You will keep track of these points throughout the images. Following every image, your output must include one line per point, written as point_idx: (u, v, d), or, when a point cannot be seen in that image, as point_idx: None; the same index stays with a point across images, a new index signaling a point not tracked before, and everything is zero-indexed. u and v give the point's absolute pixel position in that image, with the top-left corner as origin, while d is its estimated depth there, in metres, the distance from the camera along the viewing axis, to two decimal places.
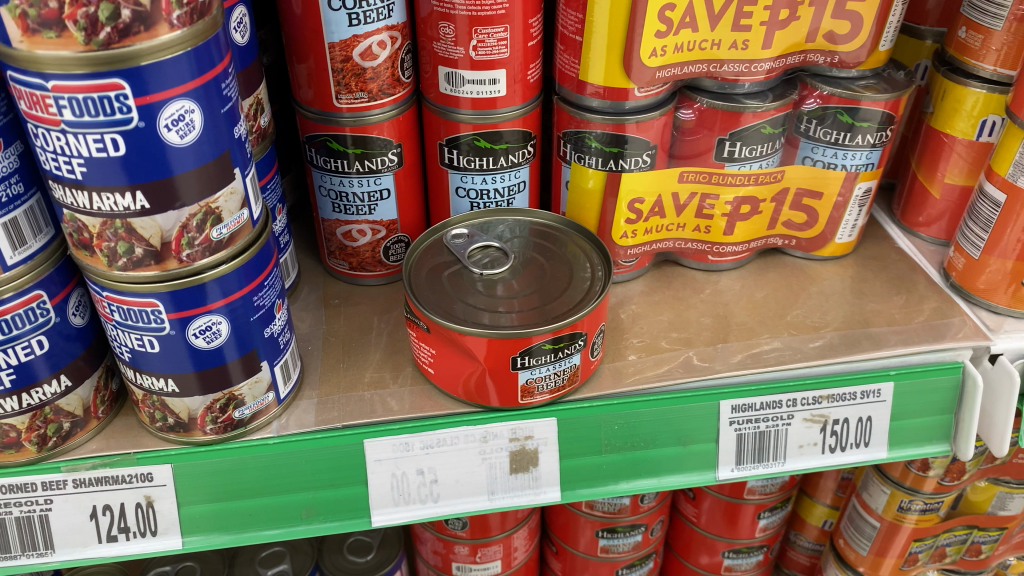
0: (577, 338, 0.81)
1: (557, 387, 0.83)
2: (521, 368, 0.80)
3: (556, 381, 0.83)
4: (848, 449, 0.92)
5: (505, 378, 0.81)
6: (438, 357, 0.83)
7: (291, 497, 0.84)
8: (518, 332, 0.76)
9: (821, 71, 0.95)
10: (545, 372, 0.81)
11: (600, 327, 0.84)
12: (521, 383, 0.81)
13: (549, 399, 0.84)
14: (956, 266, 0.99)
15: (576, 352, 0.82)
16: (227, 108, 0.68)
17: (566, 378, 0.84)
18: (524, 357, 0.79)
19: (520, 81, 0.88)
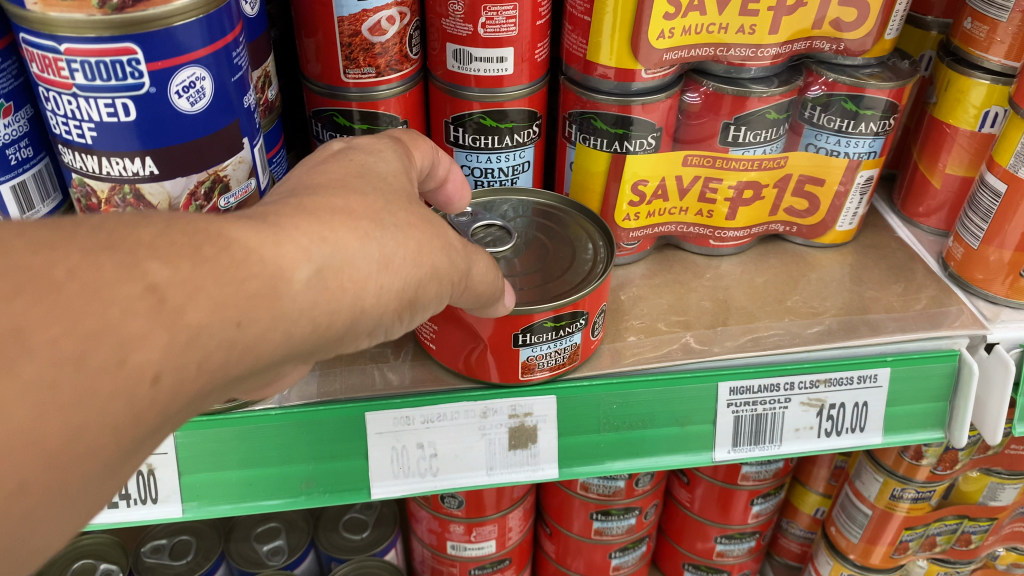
0: (578, 317, 0.81)
1: (557, 365, 0.84)
2: (522, 345, 0.80)
3: (557, 359, 0.83)
4: (843, 434, 0.93)
5: (506, 355, 0.81)
6: (439, 333, 0.83)
7: (289, 469, 0.85)
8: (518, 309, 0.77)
9: (826, 58, 0.95)
10: (546, 350, 0.82)
11: (600, 308, 0.84)
12: (522, 359, 0.82)
13: (550, 377, 0.85)
14: (955, 256, 0.99)
15: (577, 330, 0.82)
16: (237, 77, 0.69)
17: (567, 357, 0.84)
18: (525, 334, 0.79)
19: (527, 60, 0.88)
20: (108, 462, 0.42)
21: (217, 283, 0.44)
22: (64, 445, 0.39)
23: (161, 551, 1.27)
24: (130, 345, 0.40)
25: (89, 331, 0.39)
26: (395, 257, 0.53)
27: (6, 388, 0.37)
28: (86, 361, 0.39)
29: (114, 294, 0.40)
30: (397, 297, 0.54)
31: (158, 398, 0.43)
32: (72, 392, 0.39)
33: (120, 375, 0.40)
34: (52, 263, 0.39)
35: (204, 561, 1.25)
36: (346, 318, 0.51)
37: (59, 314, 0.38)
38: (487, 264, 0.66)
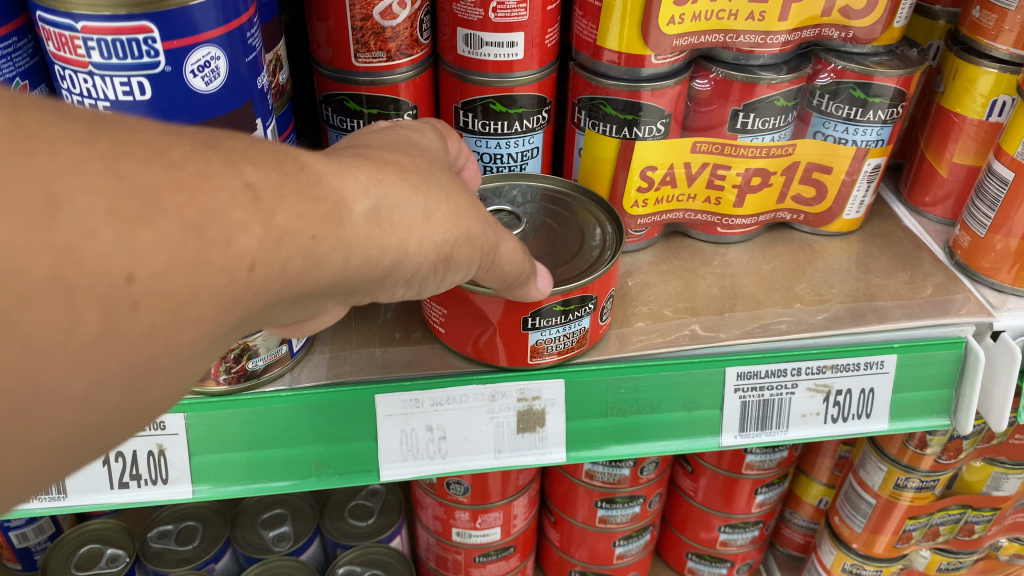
0: (586, 303, 0.82)
1: (565, 350, 0.84)
2: (531, 329, 0.81)
3: (565, 343, 0.84)
4: (850, 420, 0.94)
5: (515, 339, 0.82)
6: (448, 316, 0.84)
7: (298, 450, 0.85)
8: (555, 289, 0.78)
9: (835, 46, 0.96)
10: (554, 334, 0.82)
11: (608, 295, 0.85)
12: (531, 343, 0.82)
13: (557, 360, 0.85)
14: (962, 244, 1.00)
15: (585, 316, 0.83)
16: (251, 58, 0.69)
17: (575, 342, 0.85)
18: (534, 318, 0.80)
19: (537, 45, 0.88)
20: (204, 341, 0.42)
21: (300, 194, 0.45)
22: (180, 308, 0.40)
23: (167, 536, 1.28)
24: (236, 228, 0.41)
25: (203, 208, 0.40)
26: (435, 213, 0.54)
27: (143, 240, 0.37)
28: (203, 232, 0.40)
29: (221, 181, 0.41)
30: (434, 251, 0.55)
31: (252, 285, 0.43)
32: (192, 257, 0.39)
33: (228, 255, 0.41)
34: (171, 144, 0.40)
35: (210, 546, 1.26)
36: (388, 261, 0.52)
37: (183, 184, 0.39)
38: (517, 245, 0.67)
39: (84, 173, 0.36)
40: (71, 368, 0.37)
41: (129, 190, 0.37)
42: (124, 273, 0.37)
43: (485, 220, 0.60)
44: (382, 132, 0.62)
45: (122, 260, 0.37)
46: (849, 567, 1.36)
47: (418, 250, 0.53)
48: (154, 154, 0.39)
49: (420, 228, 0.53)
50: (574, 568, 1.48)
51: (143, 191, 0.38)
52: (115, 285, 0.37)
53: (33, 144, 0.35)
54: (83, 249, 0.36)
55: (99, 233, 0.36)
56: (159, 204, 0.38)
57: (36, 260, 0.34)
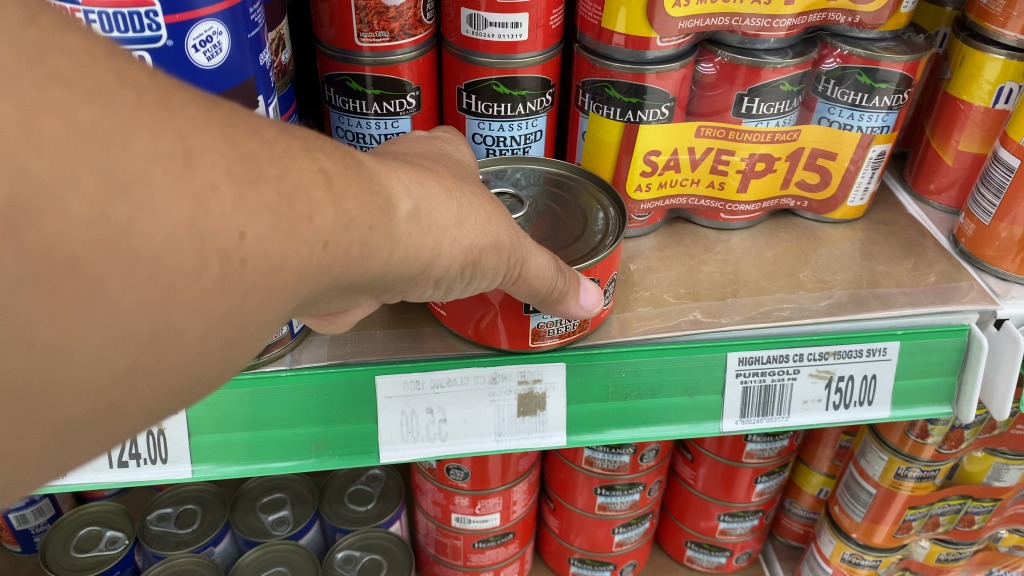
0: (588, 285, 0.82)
1: (567, 334, 0.84)
2: (534, 311, 0.80)
3: (566, 326, 0.83)
4: (851, 407, 0.94)
5: (516, 321, 0.81)
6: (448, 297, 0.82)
7: (299, 431, 0.85)
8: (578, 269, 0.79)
9: (841, 31, 0.95)
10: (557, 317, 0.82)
11: (610, 279, 0.84)
12: (533, 326, 0.82)
13: (558, 344, 0.85)
14: (966, 232, 0.99)
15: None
16: (253, 34, 0.70)
17: (577, 325, 0.84)
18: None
19: (542, 27, 0.88)
20: (280, 306, 0.45)
21: (361, 187, 0.48)
22: (274, 270, 0.42)
23: (167, 519, 1.28)
24: (317, 206, 0.44)
25: (295, 184, 0.43)
26: (470, 223, 0.57)
27: (252, 201, 0.40)
28: (295, 205, 0.43)
29: (303, 163, 0.44)
30: (464, 255, 0.57)
31: (323, 263, 0.45)
32: (285, 224, 0.42)
33: (310, 230, 0.43)
34: (262, 125, 0.43)
35: (209, 529, 1.26)
36: (423, 260, 0.54)
37: (276, 158, 0.42)
38: (547, 263, 0.69)
39: (209, 135, 0.39)
40: (188, 313, 0.39)
41: (240, 156, 0.40)
42: (237, 230, 0.40)
43: (517, 232, 0.63)
44: (419, 144, 0.66)
45: (237, 218, 0.40)
46: (848, 557, 1.36)
47: (450, 257, 0.56)
48: (250, 131, 0.42)
49: (454, 236, 0.56)
50: (573, 555, 1.48)
51: (249, 160, 0.41)
52: (230, 241, 0.39)
53: (171, 106, 0.38)
54: (211, 201, 0.38)
55: (221, 188, 0.39)
56: (261, 173, 0.41)
57: (177, 206, 0.37)
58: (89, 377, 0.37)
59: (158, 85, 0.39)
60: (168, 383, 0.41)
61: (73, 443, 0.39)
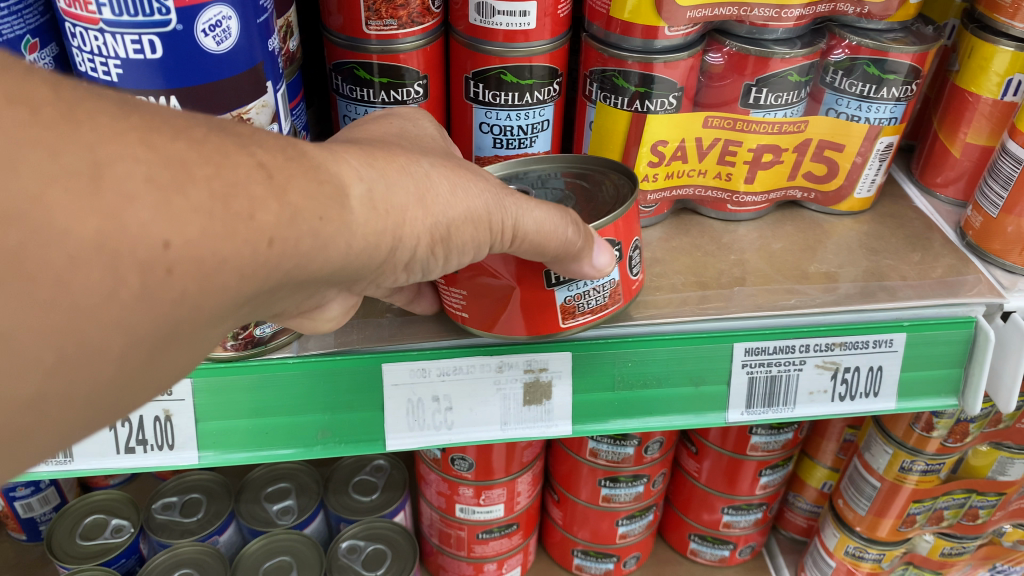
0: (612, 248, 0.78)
1: (597, 307, 0.81)
2: (557, 285, 0.77)
3: (597, 299, 0.80)
4: (857, 398, 0.94)
5: (539, 299, 0.78)
6: (470, 298, 0.80)
7: (307, 419, 0.86)
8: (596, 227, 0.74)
9: (850, 21, 0.95)
10: (583, 290, 0.78)
11: (633, 241, 0.80)
12: (560, 302, 0.79)
13: (590, 321, 0.82)
14: (973, 225, 0.99)
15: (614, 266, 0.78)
16: (262, 20, 0.70)
17: (608, 296, 0.81)
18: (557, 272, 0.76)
19: (550, 15, 0.88)
20: (222, 295, 0.48)
21: (305, 176, 0.52)
22: (208, 273, 0.47)
23: (172, 508, 1.29)
24: (257, 203, 0.49)
25: (227, 182, 0.47)
26: (433, 200, 0.61)
27: (180, 206, 0.45)
28: (229, 204, 0.47)
29: (238, 159, 0.48)
30: (430, 231, 0.61)
31: (269, 260, 0.50)
32: (222, 226, 0.47)
33: (250, 227, 0.48)
34: (191, 126, 0.48)
35: (214, 518, 1.27)
36: (386, 244, 0.59)
37: (207, 159, 0.47)
38: (547, 216, 0.67)
39: (120, 146, 0.43)
40: (108, 330, 0.44)
41: (165, 162, 0.45)
42: (160, 239, 0.44)
43: (494, 198, 0.65)
44: (381, 126, 0.69)
45: (160, 226, 0.44)
46: (852, 550, 1.36)
47: (416, 234, 0.60)
48: (180, 134, 0.47)
49: (413, 215, 0.60)
50: (576, 547, 1.49)
51: (177, 164, 0.45)
52: (153, 250, 0.44)
53: (77, 118, 0.43)
54: (125, 213, 0.42)
55: (139, 198, 0.43)
56: (189, 177, 0.45)
57: (86, 222, 0.41)
58: (22, 378, 0.41)
59: (63, 97, 0.43)
60: (113, 376, 0.46)
61: (31, 434, 0.44)
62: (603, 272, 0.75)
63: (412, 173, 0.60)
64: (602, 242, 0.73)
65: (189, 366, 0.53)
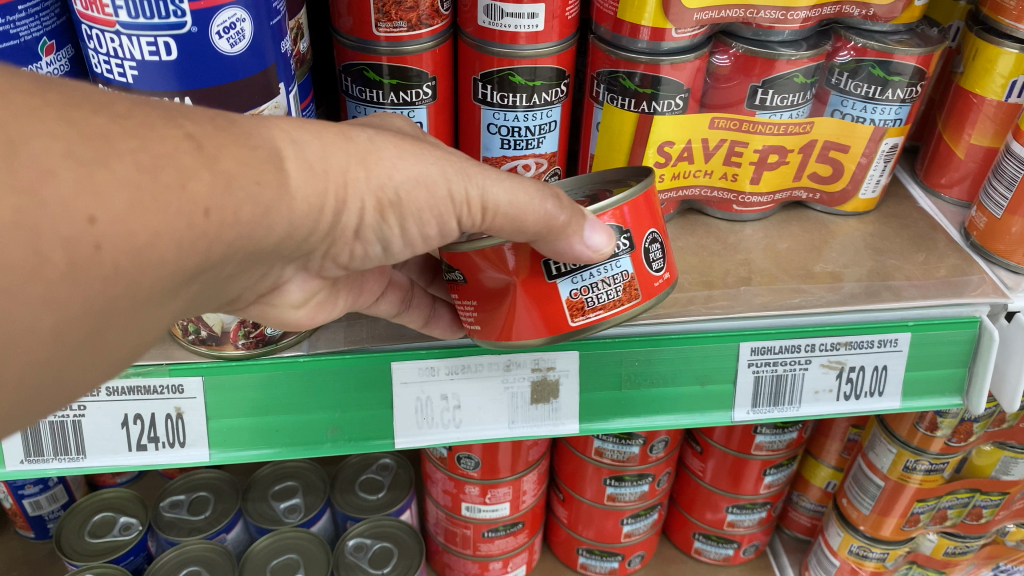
0: (619, 234, 0.73)
1: (609, 303, 0.75)
2: (559, 277, 0.73)
3: (608, 292, 0.74)
4: (862, 397, 0.95)
5: (541, 295, 0.74)
6: (481, 310, 0.77)
7: (317, 417, 0.87)
8: (595, 209, 0.71)
9: (855, 23, 0.96)
10: (588, 282, 0.73)
11: (647, 231, 0.75)
12: (565, 297, 0.74)
13: (604, 319, 0.75)
14: (978, 225, 0.99)
15: (620, 254, 0.73)
16: (274, 22, 0.71)
17: (622, 291, 0.75)
18: (556, 262, 0.72)
19: (558, 17, 0.88)
20: (154, 273, 0.48)
21: (236, 143, 0.52)
22: (140, 248, 0.47)
23: (179, 506, 1.30)
24: (189, 173, 0.48)
25: (157, 153, 0.47)
26: (378, 163, 0.60)
27: (104, 178, 0.44)
28: (158, 174, 0.47)
29: (166, 131, 0.48)
30: (376, 194, 0.61)
31: (207, 229, 0.50)
32: (151, 198, 0.46)
33: (182, 197, 0.48)
34: (113, 100, 0.47)
35: (222, 516, 1.28)
36: (325, 206, 0.59)
37: (132, 132, 0.47)
38: (523, 192, 0.66)
39: (37, 121, 0.43)
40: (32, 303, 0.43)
41: (86, 137, 0.44)
42: (86, 214, 0.44)
43: (448, 165, 0.63)
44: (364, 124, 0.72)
45: (84, 202, 0.44)
46: (856, 549, 1.36)
47: (359, 196, 0.60)
48: (101, 107, 0.46)
49: (356, 178, 0.59)
50: (581, 546, 1.49)
51: (100, 138, 0.45)
52: (79, 225, 0.44)
53: None
54: (43, 191, 0.42)
55: (58, 174, 0.43)
56: (112, 148, 0.45)
57: (3, 201, 0.41)
58: None
59: None
60: (49, 355, 0.46)
61: None
62: (602, 252, 0.70)
63: (357, 140, 0.60)
64: (594, 220, 0.69)
65: (134, 347, 0.53)
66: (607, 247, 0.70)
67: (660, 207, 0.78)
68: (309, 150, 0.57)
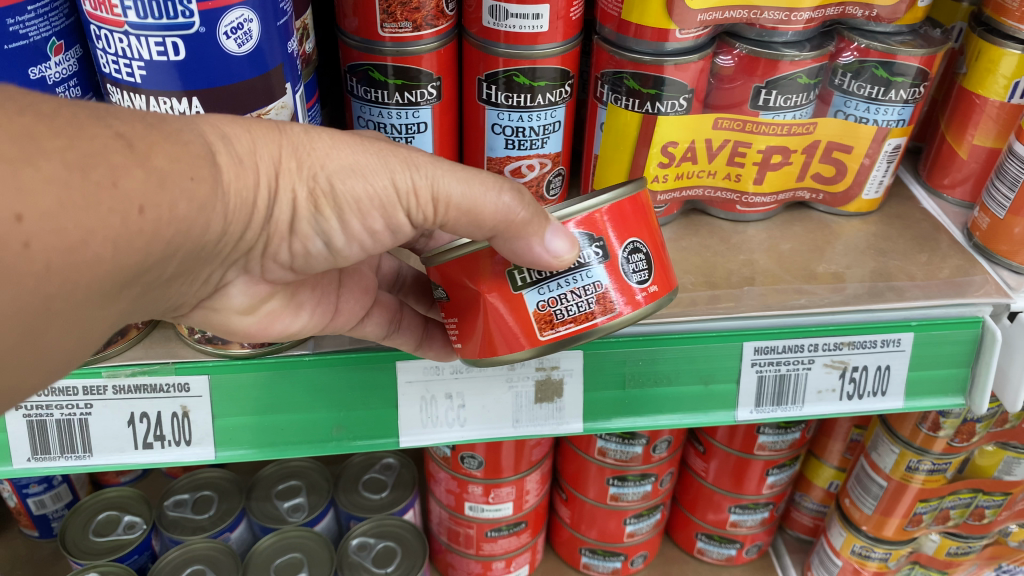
0: (589, 243, 0.71)
1: (581, 316, 0.72)
2: (525, 288, 0.72)
3: (579, 304, 0.72)
4: (865, 397, 0.96)
5: (508, 307, 0.72)
6: (460, 327, 0.76)
7: (323, 416, 0.87)
8: (560, 214, 0.70)
9: (857, 24, 0.96)
10: (557, 293, 0.71)
11: (626, 241, 0.72)
12: (532, 310, 0.72)
13: (576, 333, 0.72)
14: (980, 226, 1.00)
15: (589, 262, 0.71)
16: (282, 23, 0.72)
17: (595, 303, 0.72)
18: (521, 272, 0.71)
19: (562, 18, 0.89)
20: (90, 268, 0.51)
21: (167, 143, 0.55)
22: (72, 247, 0.50)
23: (183, 505, 1.30)
24: (119, 171, 0.51)
25: (84, 153, 0.50)
26: (311, 151, 0.63)
27: (33, 178, 0.47)
28: (87, 173, 0.50)
29: (93, 131, 0.51)
30: (308, 183, 0.64)
31: (144, 227, 0.53)
32: (82, 196, 0.49)
33: (114, 195, 0.51)
34: (40, 101, 0.50)
35: (226, 515, 1.28)
36: (254, 194, 0.62)
37: (59, 132, 0.49)
38: (471, 185, 0.67)
39: None
40: None
41: (14, 138, 0.47)
42: (14, 212, 0.46)
43: (388, 156, 0.65)
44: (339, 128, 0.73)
45: (12, 200, 0.46)
46: (858, 549, 1.37)
47: (290, 184, 0.63)
48: (29, 110, 0.49)
49: (286, 166, 0.63)
50: (583, 545, 1.50)
51: (27, 138, 0.48)
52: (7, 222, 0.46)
53: None
54: None
55: None
56: (40, 149, 0.48)
57: None
58: None
59: None
60: None
61: None
62: (563, 259, 0.69)
63: (291, 131, 0.63)
64: (556, 225, 0.68)
65: (77, 342, 0.56)
66: (568, 253, 0.69)
67: (648, 217, 0.75)
68: (238, 143, 0.61)
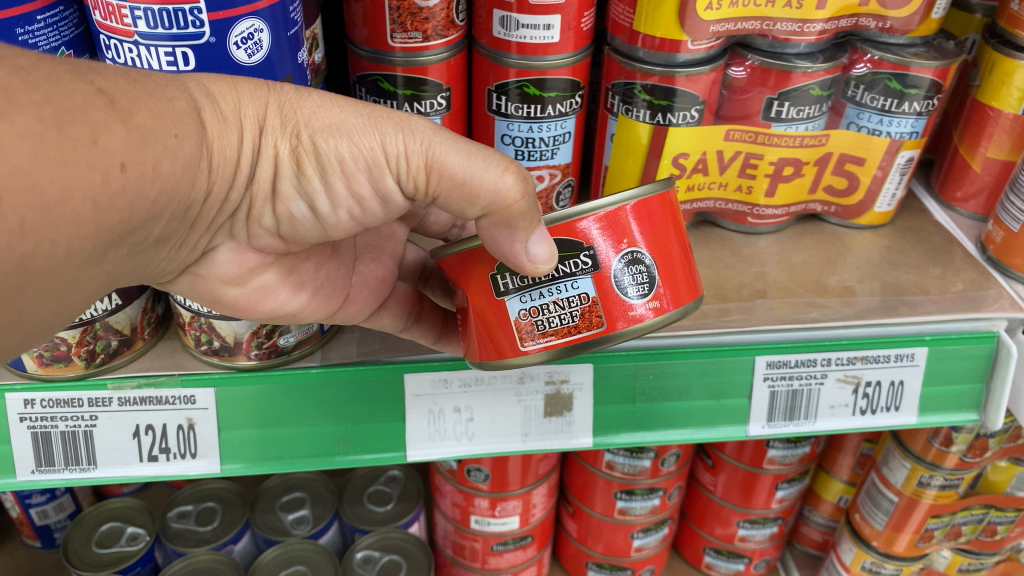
0: (575, 254, 0.69)
1: (563, 329, 0.70)
2: (507, 294, 0.71)
3: (562, 316, 0.70)
4: (878, 412, 0.94)
5: (493, 312, 0.72)
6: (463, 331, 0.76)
7: (330, 429, 0.86)
8: (548, 219, 0.68)
9: (871, 36, 0.95)
10: (539, 303, 0.70)
11: (621, 252, 0.70)
12: (514, 318, 0.71)
13: (560, 346, 0.71)
14: (995, 239, 0.99)
15: (575, 273, 0.69)
16: (292, 33, 0.71)
17: (578, 316, 0.70)
18: (505, 278, 0.71)
19: (573, 29, 0.88)
20: (66, 224, 0.50)
21: (151, 97, 0.55)
22: (49, 204, 0.49)
23: (187, 517, 1.29)
24: (100, 128, 0.51)
25: (62, 108, 0.49)
26: (297, 108, 0.63)
27: (5, 132, 0.46)
28: (65, 129, 0.49)
29: (74, 86, 0.50)
30: (291, 140, 0.64)
31: (126, 184, 0.53)
32: (59, 152, 0.48)
33: (93, 152, 0.50)
34: (16, 54, 0.49)
35: (230, 527, 1.26)
36: (238, 150, 0.62)
37: (35, 87, 0.48)
38: (467, 159, 0.66)
39: None
40: None
41: None
42: None
43: (381, 119, 0.65)
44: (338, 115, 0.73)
45: None
46: (868, 565, 1.35)
47: (272, 140, 0.63)
48: (2, 62, 0.48)
49: (270, 123, 0.63)
50: (590, 560, 1.48)
51: (2, 92, 0.46)
52: None
53: None
54: None
55: None
56: (15, 103, 0.47)
57: None
58: None
59: None
60: None
61: None
62: (536, 267, 0.67)
63: (280, 89, 0.63)
64: (543, 232, 0.67)
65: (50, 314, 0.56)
66: (544, 264, 0.67)
67: (657, 226, 0.71)
68: (223, 101, 0.61)
